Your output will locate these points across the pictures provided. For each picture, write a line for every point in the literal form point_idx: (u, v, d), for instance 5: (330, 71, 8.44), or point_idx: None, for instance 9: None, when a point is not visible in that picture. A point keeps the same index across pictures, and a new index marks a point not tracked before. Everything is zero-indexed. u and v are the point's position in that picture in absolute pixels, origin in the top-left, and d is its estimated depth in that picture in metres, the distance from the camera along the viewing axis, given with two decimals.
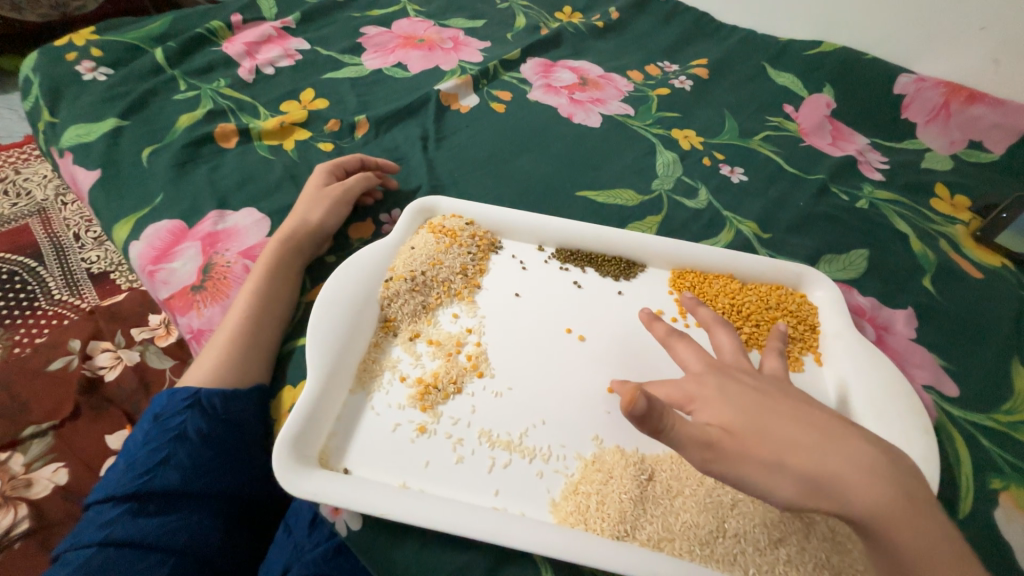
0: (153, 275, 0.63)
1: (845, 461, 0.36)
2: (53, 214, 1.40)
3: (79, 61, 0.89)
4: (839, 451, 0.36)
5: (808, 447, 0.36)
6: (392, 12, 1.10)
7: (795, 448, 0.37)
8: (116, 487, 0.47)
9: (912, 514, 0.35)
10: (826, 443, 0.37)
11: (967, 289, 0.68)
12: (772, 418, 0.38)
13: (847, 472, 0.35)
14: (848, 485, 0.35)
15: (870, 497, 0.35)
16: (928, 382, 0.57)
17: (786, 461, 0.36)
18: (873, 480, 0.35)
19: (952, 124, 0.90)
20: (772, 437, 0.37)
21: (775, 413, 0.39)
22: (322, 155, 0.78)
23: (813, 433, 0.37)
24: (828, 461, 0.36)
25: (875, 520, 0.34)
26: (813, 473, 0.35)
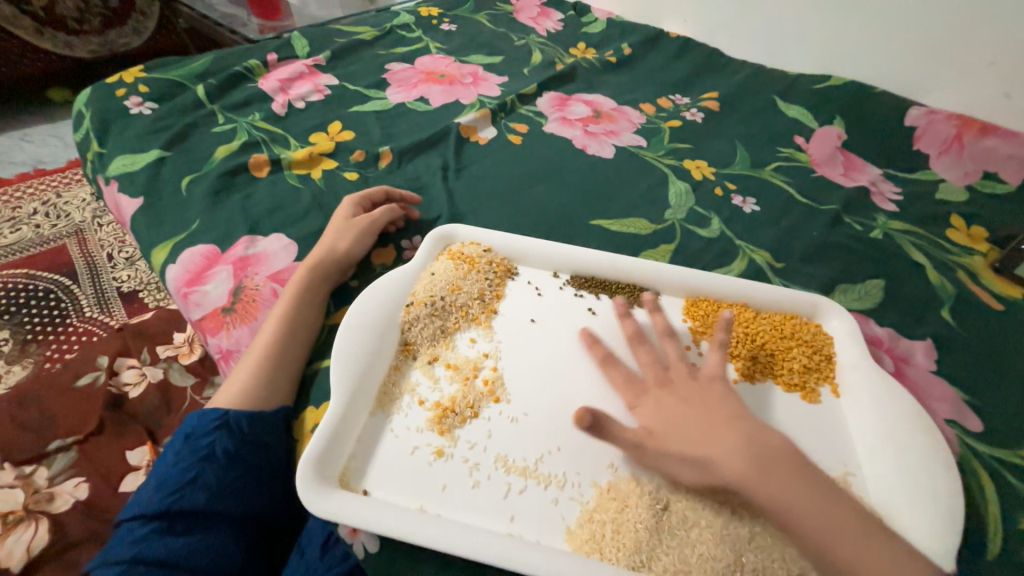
0: (187, 297, 0.66)
1: (723, 447, 0.45)
2: (90, 235, 1.48)
3: (127, 96, 0.96)
4: (719, 439, 0.45)
5: (698, 440, 0.46)
6: (415, 50, 1.17)
7: (693, 442, 0.46)
8: (146, 505, 0.49)
9: (791, 488, 0.42)
10: (711, 434, 0.46)
11: (987, 320, 0.67)
12: (684, 423, 0.47)
13: (723, 453, 0.44)
14: (726, 466, 0.44)
15: (747, 476, 0.43)
16: (951, 416, 0.56)
17: (682, 453, 0.46)
18: (751, 462, 0.44)
19: (966, 155, 0.91)
20: (677, 436, 0.47)
21: (679, 414, 0.48)
22: (347, 184, 0.82)
23: (703, 427, 0.47)
24: (711, 448, 0.45)
25: (758, 496, 0.42)
26: (701, 459, 0.45)
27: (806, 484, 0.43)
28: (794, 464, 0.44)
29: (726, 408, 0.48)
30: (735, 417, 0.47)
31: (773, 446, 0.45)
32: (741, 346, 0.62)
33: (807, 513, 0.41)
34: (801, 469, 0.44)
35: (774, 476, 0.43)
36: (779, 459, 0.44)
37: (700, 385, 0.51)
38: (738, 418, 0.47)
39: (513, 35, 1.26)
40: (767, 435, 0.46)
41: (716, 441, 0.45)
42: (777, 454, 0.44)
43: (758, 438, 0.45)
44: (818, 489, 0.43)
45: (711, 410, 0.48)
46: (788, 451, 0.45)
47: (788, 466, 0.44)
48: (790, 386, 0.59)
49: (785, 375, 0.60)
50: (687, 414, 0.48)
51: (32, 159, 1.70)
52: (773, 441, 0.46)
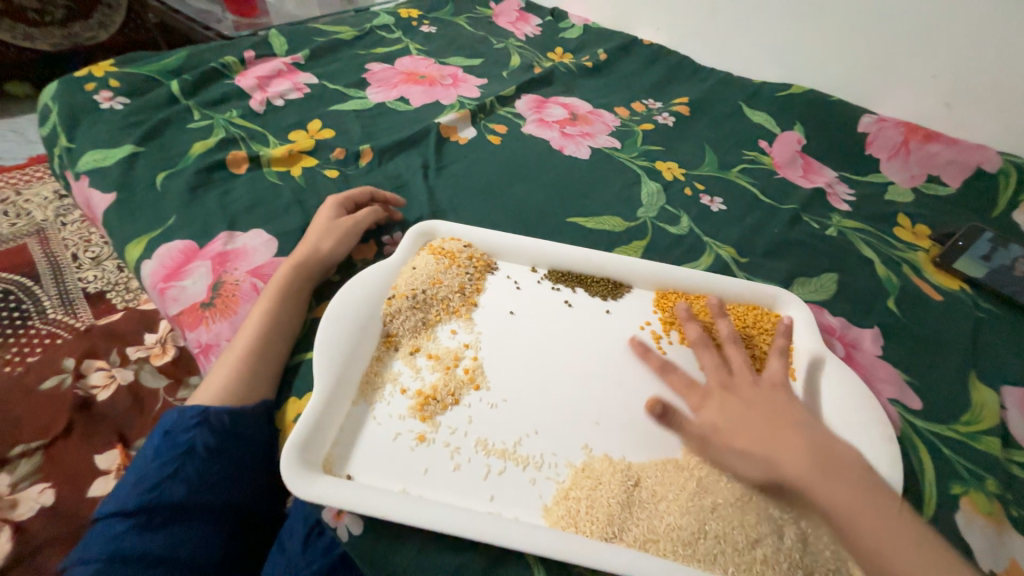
0: (164, 292, 0.66)
1: (790, 452, 0.46)
2: (52, 234, 1.43)
3: (96, 90, 0.94)
4: (785, 443, 0.47)
5: (760, 440, 0.48)
6: (395, 50, 1.18)
7: (750, 442, 0.48)
8: (123, 501, 0.48)
9: (854, 492, 0.44)
10: (780, 438, 0.48)
11: (928, 310, 0.73)
12: (747, 420, 0.50)
13: (789, 456, 0.46)
14: (788, 465, 0.46)
15: (810, 478, 0.45)
16: (894, 396, 0.62)
17: (742, 449, 0.48)
18: (815, 464, 0.46)
19: (911, 160, 0.98)
20: (747, 438, 0.49)
21: (752, 418, 0.50)
22: (328, 181, 0.83)
23: (768, 431, 0.49)
24: (773, 449, 0.47)
25: (819, 496, 0.44)
26: (763, 459, 0.47)
27: (861, 488, 0.44)
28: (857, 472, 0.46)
29: (793, 414, 0.50)
30: (798, 425, 0.49)
31: (838, 455, 0.47)
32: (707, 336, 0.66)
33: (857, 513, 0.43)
34: (860, 473, 0.46)
35: (838, 480, 0.45)
36: (839, 464, 0.46)
37: (763, 391, 0.53)
38: (803, 427, 0.49)
39: (492, 38, 1.28)
40: (833, 446, 0.48)
41: (772, 442, 0.48)
42: (842, 464, 0.46)
43: (824, 446, 0.47)
44: (871, 493, 0.44)
45: (781, 417, 0.50)
46: (853, 462, 0.47)
47: (849, 470, 0.46)
48: None
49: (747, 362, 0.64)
50: (753, 421, 0.50)
51: None
52: (841, 452, 0.47)
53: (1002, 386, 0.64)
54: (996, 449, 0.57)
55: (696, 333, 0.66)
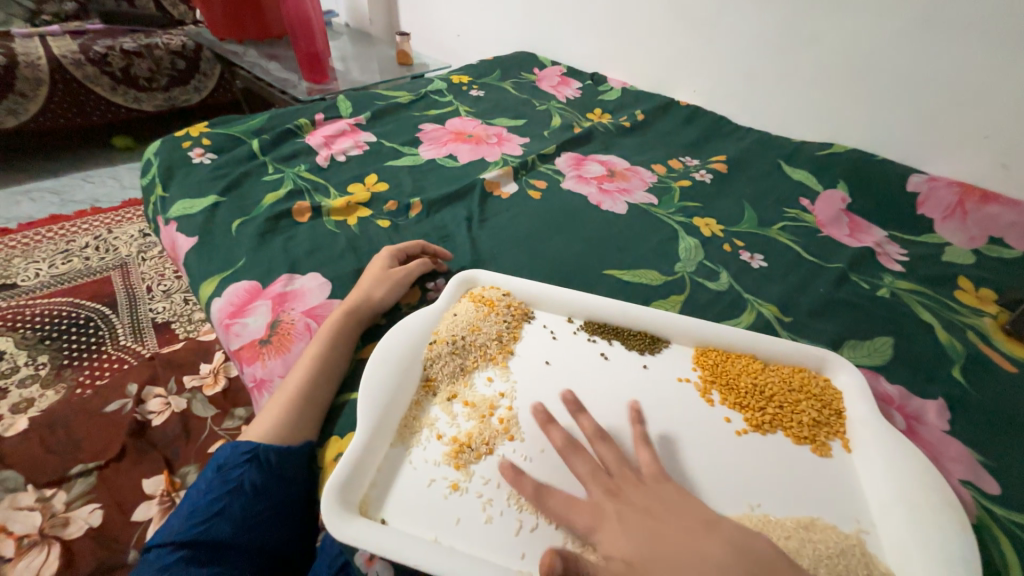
0: (229, 328, 0.72)
1: (725, 558, 0.42)
2: (133, 268, 1.59)
3: (190, 148, 1.08)
4: (712, 545, 0.43)
5: (687, 550, 0.43)
6: (447, 112, 1.30)
7: (680, 556, 0.42)
8: (175, 532, 0.51)
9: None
10: (702, 541, 0.43)
11: (1000, 382, 0.67)
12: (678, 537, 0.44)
13: (731, 572, 0.41)
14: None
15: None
16: (966, 477, 0.56)
17: (681, 567, 0.42)
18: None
19: (969, 221, 0.94)
20: (663, 566, 0.42)
21: (649, 523, 0.45)
22: (380, 230, 0.90)
23: (687, 538, 0.44)
24: (708, 560, 0.42)
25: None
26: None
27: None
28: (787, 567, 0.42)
29: (688, 520, 0.45)
30: (710, 524, 0.45)
31: (759, 551, 0.43)
32: (749, 397, 0.63)
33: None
34: (790, 565, 0.43)
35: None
36: (770, 566, 0.42)
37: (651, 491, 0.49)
38: (709, 523, 0.45)
39: (535, 101, 1.39)
40: (749, 540, 0.44)
41: (705, 552, 0.42)
42: (771, 565, 0.42)
43: (741, 544, 0.43)
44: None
45: (685, 519, 0.46)
46: (773, 551, 0.43)
47: (782, 566, 0.42)
48: (799, 439, 0.60)
49: (795, 428, 0.61)
50: (662, 530, 0.45)
51: (90, 198, 1.86)
52: (757, 546, 0.44)
53: None
54: None
55: (738, 393, 0.64)
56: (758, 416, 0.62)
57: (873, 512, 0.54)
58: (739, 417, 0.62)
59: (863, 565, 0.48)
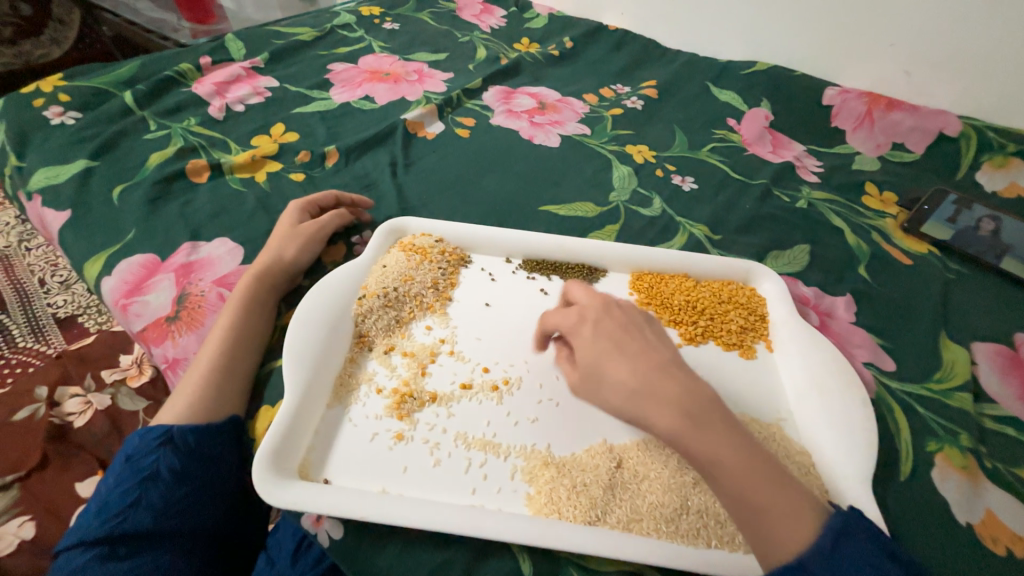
0: (127, 308, 0.64)
1: (665, 388, 0.41)
2: (17, 260, 1.27)
3: (45, 106, 0.89)
4: (663, 375, 0.42)
5: (635, 372, 0.42)
6: (358, 49, 1.16)
7: (627, 371, 0.43)
8: (85, 531, 0.45)
9: (721, 438, 0.39)
10: (654, 370, 0.42)
11: (898, 274, 0.74)
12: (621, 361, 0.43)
13: (662, 401, 0.41)
14: (654, 410, 0.41)
15: (677, 423, 0.40)
16: (868, 359, 0.63)
17: (623, 384, 0.42)
18: (683, 409, 0.40)
19: (876, 129, 0.98)
20: (618, 373, 0.43)
21: (617, 341, 0.45)
22: (294, 185, 0.81)
23: (642, 363, 0.43)
24: (647, 386, 0.41)
25: (691, 444, 0.39)
26: (639, 400, 0.41)
27: (731, 430, 0.40)
28: (724, 415, 0.41)
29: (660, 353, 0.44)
30: (670, 361, 0.44)
31: (705, 394, 0.41)
32: (683, 313, 0.66)
33: (722, 456, 0.39)
34: (730, 415, 0.41)
35: (705, 425, 0.39)
36: (705, 406, 0.40)
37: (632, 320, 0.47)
38: (671, 362, 0.44)
39: (456, 32, 1.27)
40: (699, 384, 0.42)
41: (651, 378, 0.42)
42: (707, 405, 0.41)
43: (692, 386, 0.42)
44: (739, 436, 0.40)
45: (651, 350, 0.44)
46: (716, 399, 0.42)
47: (718, 410, 0.41)
48: (728, 346, 0.64)
49: (724, 336, 0.65)
50: (627, 346, 0.44)
51: None
52: (703, 389, 0.42)
53: (972, 343, 0.66)
54: (968, 405, 0.58)
55: (673, 311, 0.66)
56: (691, 330, 0.65)
57: (792, 402, 0.59)
58: (674, 333, 0.65)
59: (779, 449, 0.53)
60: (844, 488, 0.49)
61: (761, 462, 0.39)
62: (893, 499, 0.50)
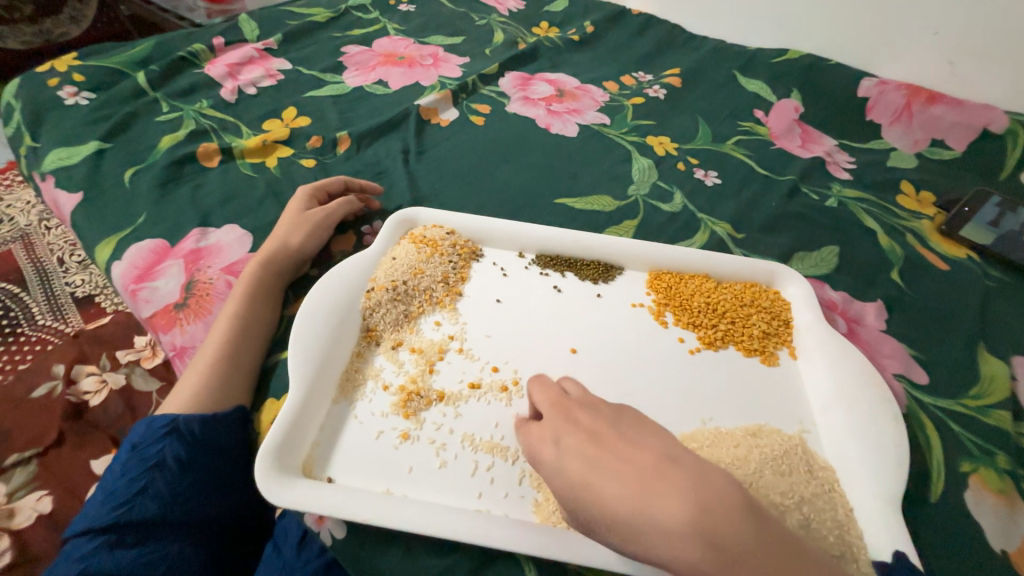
0: (136, 294, 0.63)
1: (674, 518, 0.30)
2: (37, 239, 1.26)
3: (60, 86, 0.89)
4: (667, 495, 0.30)
5: (628, 501, 0.31)
6: (372, 31, 1.13)
7: (619, 498, 0.32)
8: (92, 519, 0.45)
9: (759, 564, 0.29)
10: (649, 489, 0.31)
11: (933, 281, 0.70)
12: (605, 480, 0.33)
13: (672, 534, 0.30)
14: (668, 549, 0.30)
15: (701, 566, 0.29)
16: (899, 370, 0.59)
17: (618, 518, 0.31)
18: (704, 541, 0.29)
19: (915, 124, 0.93)
20: (605, 506, 0.32)
21: (591, 455, 0.34)
22: (305, 171, 0.79)
23: (630, 485, 0.32)
24: (649, 518, 0.30)
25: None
26: (644, 541, 0.30)
27: (765, 546, 0.30)
28: (754, 527, 0.30)
29: (651, 457, 0.33)
30: (664, 461, 0.32)
31: (725, 503, 0.30)
32: (703, 315, 0.63)
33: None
34: (759, 519, 0.31)
35: (735, 556, 0.29)
36: (730, 526, 0.30)
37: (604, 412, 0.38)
38: (667, 459, 0.32)
39: (474, 14, 1.22)
40: (714, 484, 0.31)
41: (648, 504, 0.31)
42: (733, 522, 0.30)
43: (706, 497, 0.30)
44: (778, 551, 0.30)
45: (636, 459, 0.33)
46: (741, 503, 0.31)
47: (747, 522, 0.30)
48: (750, 351, 0.61)
49: (745, 342, 0.62)
50: (602, 463, 0.34)
51: None
52: (722, 493, 0.31)
53: (1012, 357, 0.62)
54: (1006, 423, 0.55)
55: (692, 312, 0.63)
56: (710, 334, 0.62)
57: (815, 412, 0.56)
58: (693, 336, 0.62)
59: (803, 463, 0.50)
60: (870, 508, 0.47)
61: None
62: (921, 520, 0.48)
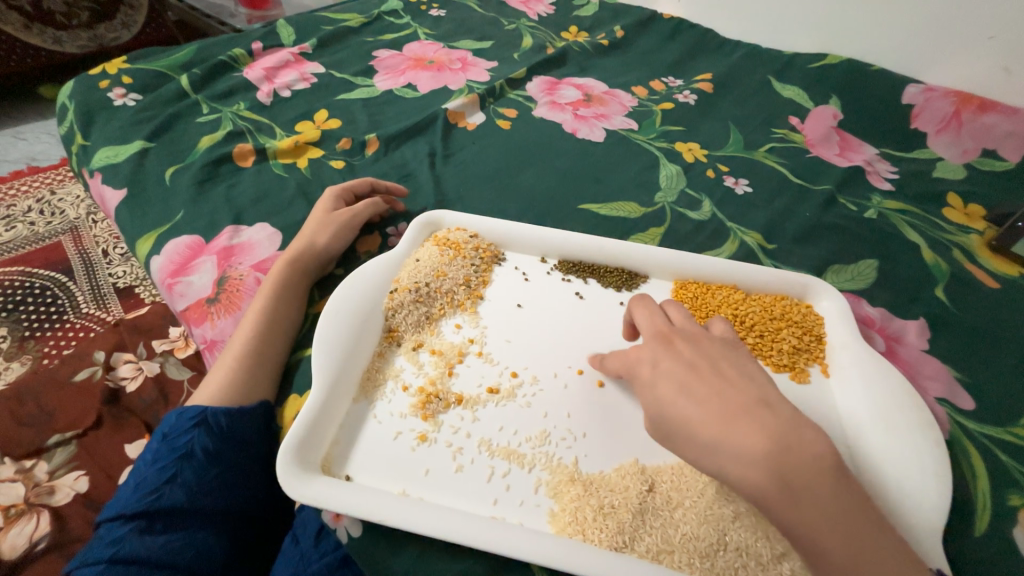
0: (172, 287, 0.66)
1: (754, 446, 0.34)
2: (84, 232, 1.33)
3: (110, 88, 0.93)
4: (751, 427, 0.35)
5: (713, 423, 0.35)
6: (403, 36, 1.15)
7: (702, 420, 0.36)
8: (124, 505, 0.47)
9: (822, 508, 0.33)
10: (733, 419, 0.35)
11: (982, 300, 0.66)
12: (692, 403, 0.37)
13: (748, 458, 0.34)
14: (739, 468, 0.34)
15: (769, 490, 0.33)
16: (942, 395, 0.56)
17: (697, 436, 0.36)
18: (774, 470, 0.33)
19: (964, 133, 0.88)
20: (688, 422, 0.37)
21: (687, 380, 0.38)
22: (334, 172, 0.81)
23: (719, 412, 0.36)
24: (728, 439, 0.35)
25: (786, 515, 0.33)
26: (719, 457, 0.35)
27: (835, 496, 0.34)
28: (829, 477, 0.34)
29: (747, 396, 0.37)
30: (757, 403, 0.36)
31: (805, 449, 0.34)
32: None
33: (822, 530, 0.33)
34: (837, 475, 0.34)
35: (802, 492, 0.33)
36: (807, 471, 0.34)
37: (711, 348, 0.41)
38: (762, 404, 0.36)
39: (503, 19, 1.23)
40: (801, 433, 0.35)
41: (733, 429, 0.35)
42: (808, 467, 0.34)
43: (789, 437, 0.34)
44: (847, 503, 0.34)
45: (729, 395, 0.37)
46: (824, 456, 0.34)
47: (823, 472, 0.34)
48: (779, 367, 0.59)
49: (774, 356, 0.59)
50: (695, 389, 0.38)
51: (26, 155, 1.51)
52: (808, 440, 0.35)
53: None
54: None
55: None
56: None
57: (848, 434, 0.53)
58: None
59: None
60: (907, 539, 0.44)
61: (871, 533, 0.34)
62: (964, 555, 0.45)
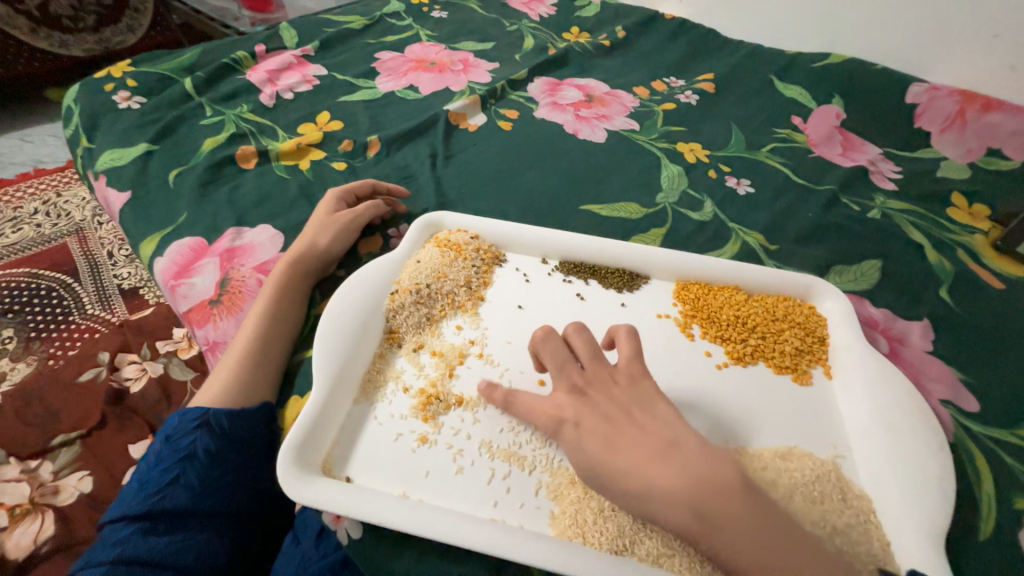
0: (175, 289, 0.66)
1: (667, 485, 0.37)
2: (90, 234, 1.34)
3: (115, 91, 0.94)
4: (662, 467, 0.38)
5: (631, 470, 0.39)
6: (405, 38, 1.15)
7: (622, 470, 0.39)
8: (128, 506, 0.47)
9: (744, 530, 0.36)
10: (647, 463, 0.39)
11: (987, 300, 0.65)
12: (613, 453, 0.40)
13: (664, 498, 0.37)
14: (661, 511, 0.37)
15: (689, 527, 0.36)
16: (946, 397, 0.56)
17: (622, 484, 0.39)
18: (691, 509, 0.36)
19: (968, 133, 0.87)
20: (616, 474, 0.40)
21: (608, 433, 0.42)
22: (336, 174, 0.82)
23: (634, 458, 0.39)
24: (646, 484, 0.38)
25: (710, 546, 0.36)
26: (644, 501, 0.38)
27: (755, 520, 0.36)
28: (744, 504, 0.37)
29: (660, 437, 0.40)
30: (667, 445, 0.39)
31: (717, 481, 0.37)
32: (730, 329, 0.61)
33: (752, 554, 0.35)
34: (750, 497, 0.37)
35: (723, 522, 0.36)
36: (718, 500, 0.36)
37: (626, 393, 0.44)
38: (672, 445, 0.39)
39: (505, 20, 1.23)
40: (710, 465, 0.38)
41: (648, 473, 0.38)
42: (721, 496, 0.36)
43: (698, 473, 0.37)
44: (769, 525, 0.36)
45: (643, 440, 0.40)
46: (734, 482, 0.37)
47: (735, 499, 0.37)
48: (781, 368, 0.58)
49: (776, 358, 0.59)
50: (616, 441, 0.41)
51: (33, 158, 1.53)
52: (718, 471, 0.38)
53: None
54: None
55: (719, 326, 0.61)
56: (739, 348, 0.60)
57: (850, 436, 0.53)
58: (720, 350, 0.60)
59: (836, 490, 0.48)
60: (909, 544, 0.44)
61: (797, 549, 0.36)
62: (968, 560, 0.44)
